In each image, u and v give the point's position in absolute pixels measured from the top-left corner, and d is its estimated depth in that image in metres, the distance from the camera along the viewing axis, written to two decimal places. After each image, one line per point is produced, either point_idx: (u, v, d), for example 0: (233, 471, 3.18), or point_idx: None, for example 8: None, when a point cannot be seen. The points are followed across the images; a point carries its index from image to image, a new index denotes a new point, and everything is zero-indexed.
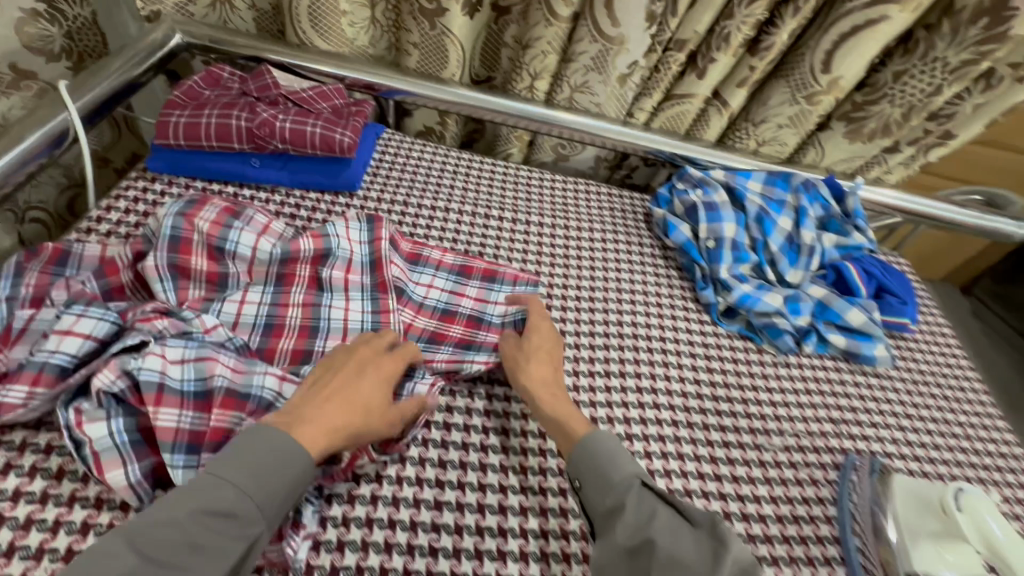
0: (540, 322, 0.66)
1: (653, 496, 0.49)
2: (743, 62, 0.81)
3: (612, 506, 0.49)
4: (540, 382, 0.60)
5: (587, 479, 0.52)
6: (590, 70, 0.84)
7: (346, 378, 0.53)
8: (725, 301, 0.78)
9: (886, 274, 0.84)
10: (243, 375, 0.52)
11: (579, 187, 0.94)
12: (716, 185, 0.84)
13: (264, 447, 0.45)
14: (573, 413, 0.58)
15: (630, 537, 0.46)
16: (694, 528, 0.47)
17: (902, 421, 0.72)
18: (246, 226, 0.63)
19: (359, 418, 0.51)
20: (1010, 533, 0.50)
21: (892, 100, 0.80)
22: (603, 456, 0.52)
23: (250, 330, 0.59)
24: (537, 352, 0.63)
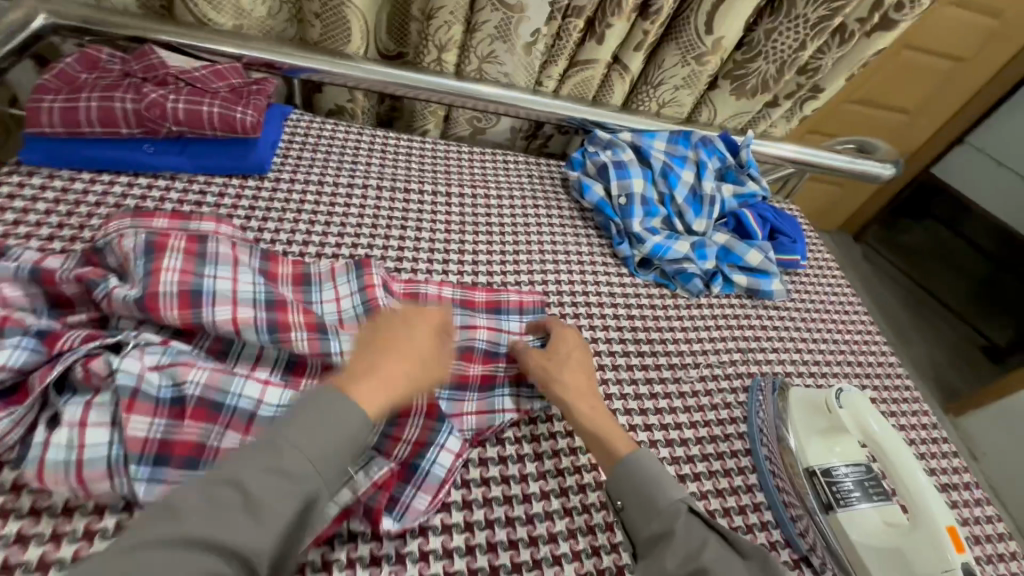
0: (573, 343, 0.67)
1: (700, 522, 0.50)
2: (637, 27, 0.86)
3: (659, 531, 0.50)
4: (581, 396, 0.61)
5: (630, 501, 0.52)
6: (495, 39, 0.86)
7: (399, 333, 0.55)
8: (640, 252, 0.83)
9: (778, 218, 0.93)
10: (221, 377, 0.50)
11: (497, 157, 0.96)
12: (624, 146, 0.89)
13: (326, 408, 0.45)
14: (610, 421, 0.59)
15: (678, 565, 0.47)
16: (746, 560, 0.47)
17: (799, 344, 0.81)
18: (217, 266, 0.59)
19: (415, 369, 0.53)
20: (884, 427, 0.56)
21: (767, 57, 0.88)
22: (647, 479, 0.52)
23: (270, 368, 0.58)
24: (574, 366, 0.64)
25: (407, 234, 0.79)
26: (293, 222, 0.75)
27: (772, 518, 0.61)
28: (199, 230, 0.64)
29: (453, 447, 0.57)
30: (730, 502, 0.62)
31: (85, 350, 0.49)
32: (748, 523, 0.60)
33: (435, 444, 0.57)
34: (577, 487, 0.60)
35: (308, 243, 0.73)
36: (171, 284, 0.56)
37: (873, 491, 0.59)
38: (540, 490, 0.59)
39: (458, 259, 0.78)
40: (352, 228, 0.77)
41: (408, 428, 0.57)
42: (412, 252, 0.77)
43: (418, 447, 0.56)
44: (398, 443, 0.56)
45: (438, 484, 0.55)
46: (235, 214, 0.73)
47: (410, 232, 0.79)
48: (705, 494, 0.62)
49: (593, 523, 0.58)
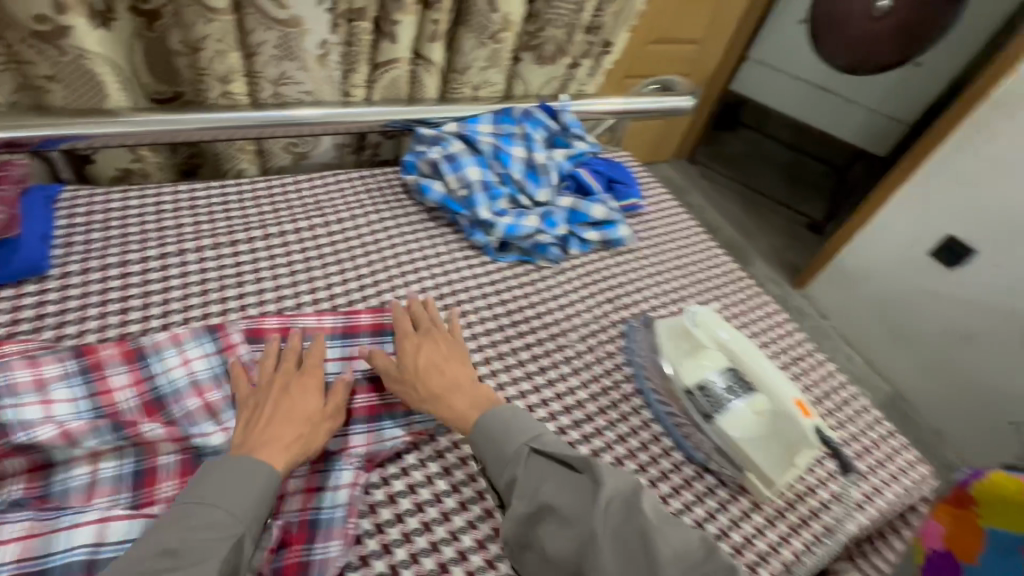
0: (422, 342, 0.65)
1: (542, 459, 0.53)
2: (426, 18, 0.85)
3: (509, 480, 0.53)
4: (438, 394, 0.60)
5: (486, 458, 0.55)
6: (281, 60, 0.80)
7: (272, 404, 0.56)
8: (495, 238, 0.84)
9: (610, 168, 0.99)
10: (34, 544, 0.45)
11: (327, 180, 0.91)
12: (449, 138, 0.89)
13: (231, 470, 0.49)
14: (471, 406, 0.59)
15: (527, 506, 0.50)
16: (579, 475, 0.51)
17: (656, 278, 0.89)
18: (27, 398, 0.52)
19: (306, 428, 0.55)
20: (730, 333, 0.68)
21: (553, 24, 0.92)
22: (494, 431, 0.56)
23: (114, 488, 0.52)
24: (426, 366, 0.62)
25: (246, 289, 0.71)
26: (100, 317, 0.64)
27: (672, 443, 0.67)
28: None
29: (345, 481, 0.56)
30: (632, 443, 0.67)
31: None
32: (652, 456, 0.66)
33: (328, 488, 0.55)
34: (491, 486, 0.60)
35: (126, 335, 0.63)
36: None
37: (740, 387, 0.65)
38: (457, 503, 0.57)
39: (311, 299, 0.73)
40: (176, 302, 0.67)
41: (291, 481, 0.55)
42: (257, 306, 0.70)
43: (310, 493, 0.55)
44: (285, 500, 0.54)
45: (344, 524, 0.52)
46: (19, 331, 0.61)
47: (249, 286, 0.72)
48: (610, 444, 0.66)
49: None
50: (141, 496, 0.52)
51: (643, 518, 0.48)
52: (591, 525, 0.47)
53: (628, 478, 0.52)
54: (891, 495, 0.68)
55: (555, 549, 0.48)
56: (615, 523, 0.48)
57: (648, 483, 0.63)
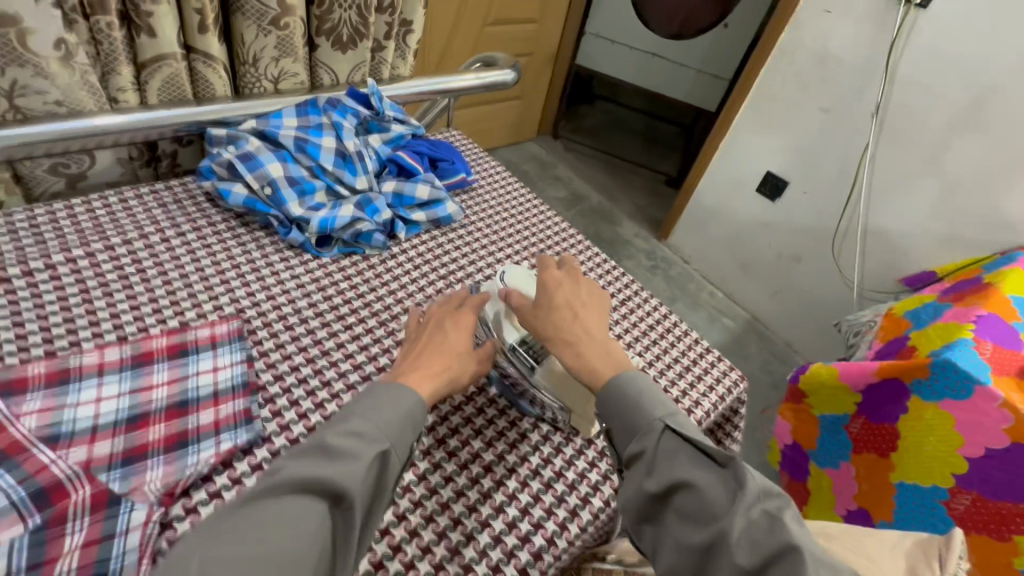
0: (562, 280, 0.66)
1: (677, 438, 0.51)
2: (188, 8, 0.78)
3: (638, 450, 0.51)
4: (572, 341, 0.60)
5: (615, 423, 0.55)
6: (7, 66, 0.68)
7: (436, 335, 0.61)
8: (312, 233, 0.80)
9: (433, 148, 0.99)
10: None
11: (110, 198, 0.80)
12: (246, 136, 0.83)
13: (388, 391, 0.52)
14: (605, 359, 0.59)
15: (655, 484, 0.49)
16: (719, 468, 0.49)
17: (488, 248, 0.91)
18: None
19: (455, 364, 0.59)
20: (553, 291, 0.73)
21: (340, 6, 0.89)
22: (631, 401, 0.54)
23: None
24: (565, 306, 0.63)
25: (1, 336, 0.61)
26: None
27: (506, 400, 0.70)
28: None
29: (137, 521, 0.50)
30: (468, 410, 0.68)
31: None
32: (488, 418, 0.68)
33: (117, 534, 0.48)
34: None
35: None
36: None
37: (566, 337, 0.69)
38: None
39: (91, 333, 0.64)
40: None
41: (65, 539, 0.47)
42: (18, 353, 0.60)
43: (93, 546, 0.47)
44: (58, 562, 0.46)
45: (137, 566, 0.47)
46: None
47: (5, 332, 0.62)
48: (445, 416, 0.66)
49: None
50: None
51: (786, 528, 0.45)
52: (732, 520, 0.45)
53: (771, 488, 0.49)
54: (706, 405, 0.76)
55: (691, 541, 0.46)
56: (756, 526, 0.46)
57: (486, 444, 0.65)
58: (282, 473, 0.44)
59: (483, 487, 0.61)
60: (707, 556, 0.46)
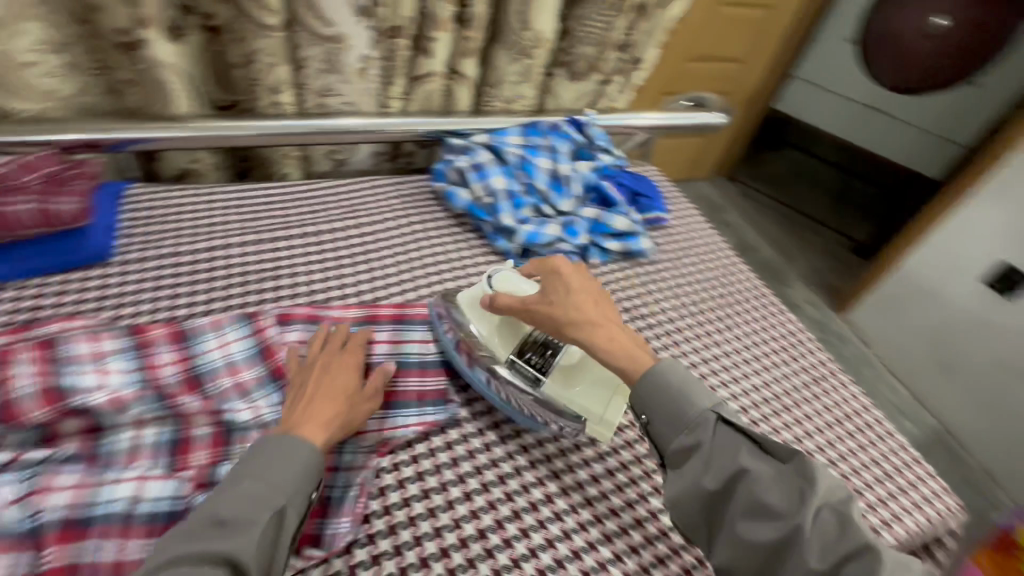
0: (567, 271, 0.65)
1: (731, 431, 0.52)
2: (461, 36, 0.90)
3: (692, 444, 0.52)
4: (596, 322, 0.60)
5: (655, 412, 0.55)
6: (326, 73, 0.86)
7: (320, 377, 0.59)
8: (517, 244, 0.86)
9: (635, 182, 1.01)
10: (86, 492, 0.46)
11: (364, 184, 0.96)
12: (478, 148, 0.93)
13: (273, 450, 0.49)
14: (634, 343, 0.60)
15: (713, 480, 0.50)
16: (781, 464, 0.50)
17: (677, 291, 0.90)
18: (82, 364, 0.58)
19: (345, 406, 0.57)
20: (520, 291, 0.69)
21: (584, 41, 0.95)
22: (675, 391, 0.55)
23: (153, 451, 0.56)
24: (578, 291, 0.63)
25: (282, 282, 0.77)
26: (154, 301, 0.70)
27: None
28: (47, 334, 0.60)
29: (358, 464, 0.59)
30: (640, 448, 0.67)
31: None
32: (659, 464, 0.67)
33: (342, 468, 0.58)
34: (496, 479, 0.61)
35: (174, 318, 0.69)
36: (27, 387, 0.53)
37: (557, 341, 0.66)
38: (461, 492, 0.59)
39: (341, 294, 0.77)
40: (219, 290, 0.73)
41: None
42: (291, 298, 0.75)
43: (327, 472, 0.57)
44: None
45: (356, 503, 0.55)
46: (84, 308, 0.67)
47: (285, 279, 0.77)
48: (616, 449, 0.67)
49: (518, 507, 0.59)
50: (176, 461, 0.56)
51: (857, 530, 0.46)
52: (801, 519, 0.46)
53: (838, 484, 0.49)
54: (906, 526, 0.66)
55: (756, 536, 0.48)
56: (823, 527, 0.46)
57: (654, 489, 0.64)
58: (170, 552, 0.41)
59: (647, 533, 0.60)
60: (768, 550, 0.47)
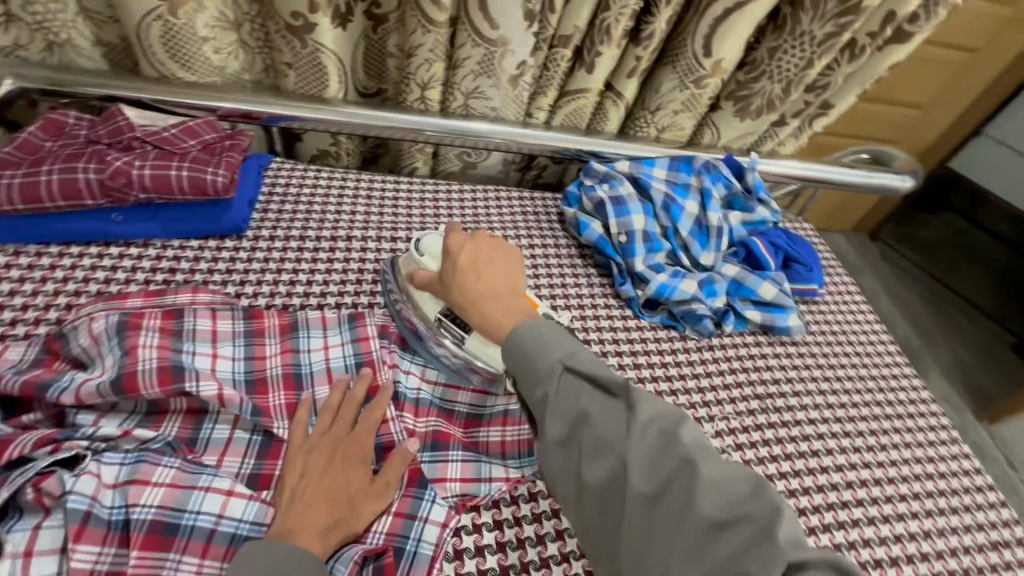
0: (464, 242, 0.60)
1: (576, 377, 0.46)
2: (630, 53, 0.81)
3: (540, 398, 0.45)
4: (476, 299, 0.56)
5: (518, 373, 0.48)
6: (478, 75, 0.82)
7: (324, 468, 0.50)
8: (644, 293, 0.77)
9: (791, 243, 0.87)
10: (177, 494, 0.45)
11: (489, 193, 0.91)
12: (621, 178, 0.84)
13: (263, 563, 0.42)
14: (507, 313, 0.54)
15: (560, 428, 0.43)
16: (613, 400, 0.44)
17: (822, 385, 0.76)
18: (197, 343, 0.58)
19: (345, 511, 0.48)
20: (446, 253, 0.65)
21: (770, 76, 0.82)
22: (530, 345, 0.48)
23: (244, 450, 0.54)
24: (469, 266, 0.58)
25: None
26: (274, 283, 0.70)
27: None
28: (176, 303, 0.60)
29: (437, 517, 0.52)
30: None
31: (37, 467, 0.43)
32: None
33: (418, 518, 0.51)
34: (584, 574, 0.53)
35: (288, 306, 0.68)
36: (150, 361, 0.52)
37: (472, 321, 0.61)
38: None
39: None
40: (335, 284, 0.72)
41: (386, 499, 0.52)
42: None
43: (400, 519, 0.51)
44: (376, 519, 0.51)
45: (429, 562, 0.50)
46: (211, 280, 0.68)
47: None
48: None
49: None
50: (263, 466, 0.53)
51: (682, 446, 0.40)
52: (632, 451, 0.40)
53: (675, 409, 0.44)
54: None
55: (592, 475, 0.42)
56: (652, 448, 0.41)
57: None
58: None
59: None
60: (610, 491, 0.41)
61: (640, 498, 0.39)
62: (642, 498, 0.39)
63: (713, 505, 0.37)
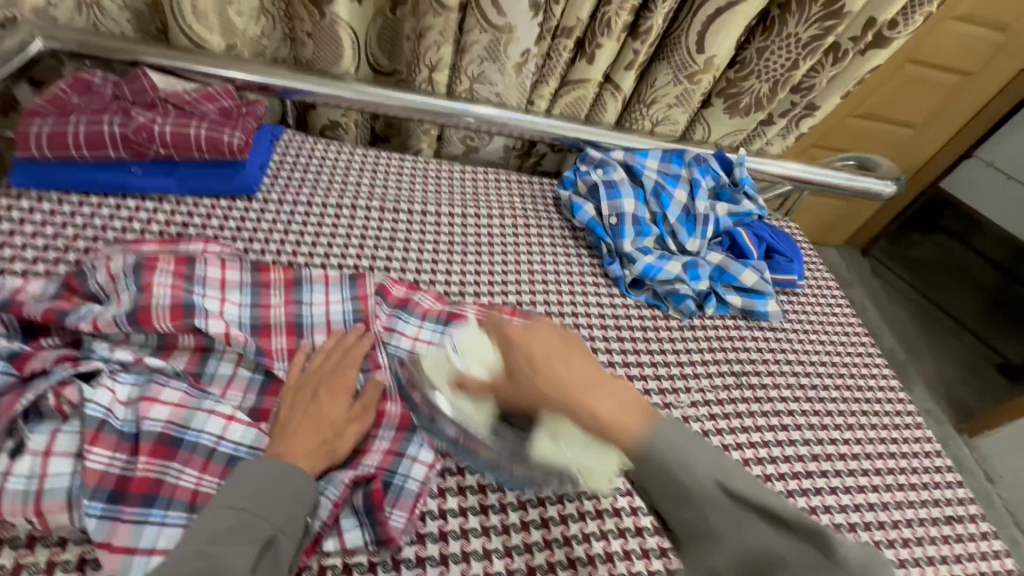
0: (527, 340, 0.48)
1: (740, 506, 0.37)
2: (628, 47, 0.86)
3: (692, 523, 0.38)
4: (570, 393, 0.44)
5: (658, 493, 0.39)
6: (484, 60, 0.86)
7: (309, 400, 0.54)
8: (630, 273, 0.82)
9: (773, 236, 0.91)
10: (183, 413, 0.48)
11: (490, 175, 0.95)
12: (614, 165, 0.89)
13: (262, 478, 0.45)
14: (619, 403, 0.42)
15: (727, 563, 0.36)
16: (797, 538, 0.36)
17: (796, 368, 0.80)
18: (206, 288, 0.61)
19: (330, 434, 0.52)
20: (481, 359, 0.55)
21: (759, 75, 0.86)
22: (674, 459, 0.39)
23: (245, 388, 0.57)
24: (543, 364, 0.46)
25: (393, 253, 0.77)
26: (280, 242, 0.74)
27: None
28: (188, 251, 0.64)
29: (424, 458, 0.56)
30: None
31: (58, 376, 0.47)
32: None
33: (406, 456, 0.55)
34: (559, 518, 0.56)
35: (292, 263, 0.72)
36: (164, 297, 0.56)
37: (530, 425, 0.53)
38: (519, 521, 0.56)
39: (444, 280, 0.77)
40: (337, 247, 0.76)
41: (376, 438, 0.56)
42: (399, 272, 0.76)
43: (390, 456, 0.55)
44: (367, 455, 0.54)
45: (413, 498, 0.53)
46: (221, 235, 0.72)
47: (397, 252, 0.78)
48: None
49: (574, 556, 0.54)
50: (263, 401, 0.57)
51: None
52: None
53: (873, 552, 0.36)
54: None
55: None
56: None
57: None
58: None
59: None
60: None
61: None
62: None
63: None
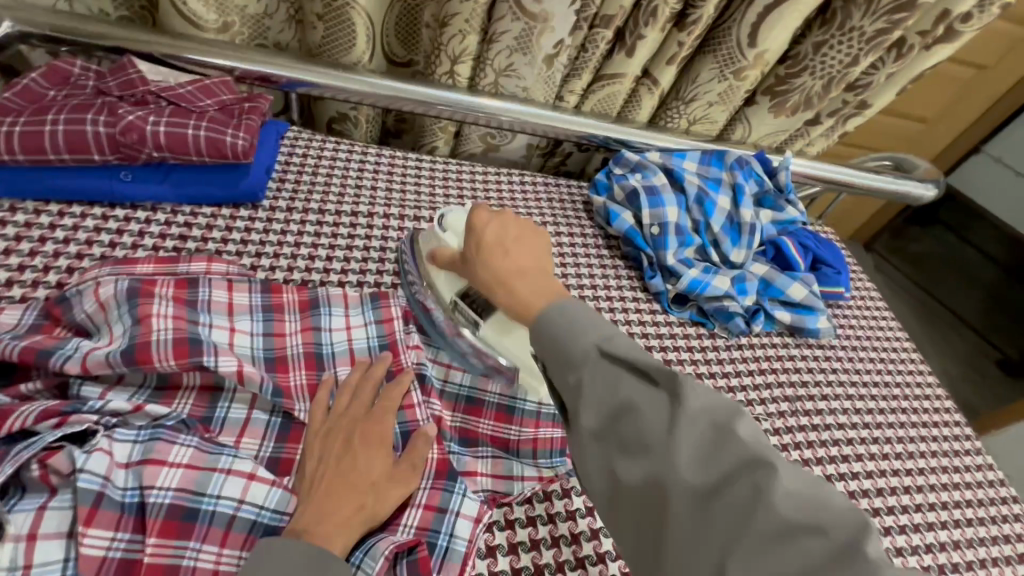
0: (496, 224, 0.53)
1: (614, 363, 0.39)
2: (672, 39, 0.78)
3: (573, 385, 0.39)
4: (502, 278, 0.49)
5: (548, 357, 0.41)
6: (514, 52, 0.78)
7: (340, 456, 0.46)
8: (675, 288, 0.75)
9: (820, 245, 0.85)
10: (196, 476, 0.41)
11: (514, 176, 0.87)
12: (654, 168, 0.82)
13: (283, 562, 0.37)
14: (538, 292, 0.47)
15: (634, 474, 0.36)
16: (655, 388, 0.38)
17: (849, 389, 0.75)
18: (214, 316, 0.54)
19: (369, 498, 0.44)
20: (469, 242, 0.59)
21: (813, 72, 0.79)
22: (558, 332, 0.41)
23: (263, 433, 0.50)
24: (489, 245, 0.51)
25: None
26: (292, 257, 0.66)
27: None
28: (189, 271, 0.56)
29: (469, 511, 0.49)
30: None
31: (43, 443, 0.39)
32: None
33: (449, 511, 0.48)
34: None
35: (307, 281, 0.64)
36: (165, 333, 0.48)
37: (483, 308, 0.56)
38: None
39: None
40: (356, 261, 0.68)
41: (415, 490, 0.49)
42: None
43: (430, 512, 0.48)
44: (405, 511, 0.48)
45: (461, 560, 0.47)
46: (225, 250, 0.64)
47: None
48: None
49: None
50: (283, 450, 0.49)
51: (736, 443, 0.35)
52: (675, 475, 0.34)
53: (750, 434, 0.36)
54: None
55: (629, 475, 0.36)
56: (699, 439, 0.36)
57: None
58: None
59: None
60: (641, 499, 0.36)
61: (692, 494, 0.34)
62: (692, 493, 0.34)
63: (790, 513, 0.32)
